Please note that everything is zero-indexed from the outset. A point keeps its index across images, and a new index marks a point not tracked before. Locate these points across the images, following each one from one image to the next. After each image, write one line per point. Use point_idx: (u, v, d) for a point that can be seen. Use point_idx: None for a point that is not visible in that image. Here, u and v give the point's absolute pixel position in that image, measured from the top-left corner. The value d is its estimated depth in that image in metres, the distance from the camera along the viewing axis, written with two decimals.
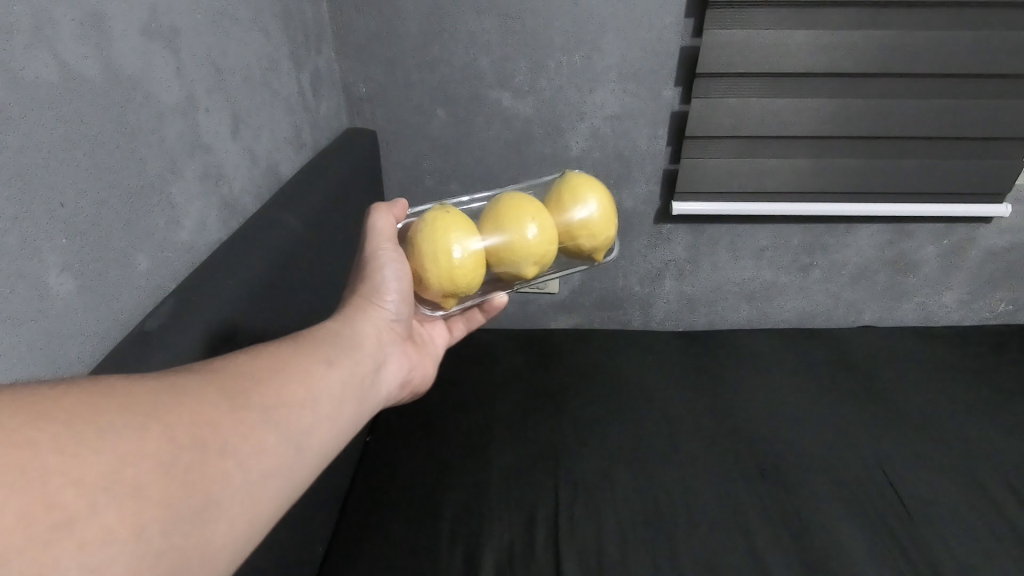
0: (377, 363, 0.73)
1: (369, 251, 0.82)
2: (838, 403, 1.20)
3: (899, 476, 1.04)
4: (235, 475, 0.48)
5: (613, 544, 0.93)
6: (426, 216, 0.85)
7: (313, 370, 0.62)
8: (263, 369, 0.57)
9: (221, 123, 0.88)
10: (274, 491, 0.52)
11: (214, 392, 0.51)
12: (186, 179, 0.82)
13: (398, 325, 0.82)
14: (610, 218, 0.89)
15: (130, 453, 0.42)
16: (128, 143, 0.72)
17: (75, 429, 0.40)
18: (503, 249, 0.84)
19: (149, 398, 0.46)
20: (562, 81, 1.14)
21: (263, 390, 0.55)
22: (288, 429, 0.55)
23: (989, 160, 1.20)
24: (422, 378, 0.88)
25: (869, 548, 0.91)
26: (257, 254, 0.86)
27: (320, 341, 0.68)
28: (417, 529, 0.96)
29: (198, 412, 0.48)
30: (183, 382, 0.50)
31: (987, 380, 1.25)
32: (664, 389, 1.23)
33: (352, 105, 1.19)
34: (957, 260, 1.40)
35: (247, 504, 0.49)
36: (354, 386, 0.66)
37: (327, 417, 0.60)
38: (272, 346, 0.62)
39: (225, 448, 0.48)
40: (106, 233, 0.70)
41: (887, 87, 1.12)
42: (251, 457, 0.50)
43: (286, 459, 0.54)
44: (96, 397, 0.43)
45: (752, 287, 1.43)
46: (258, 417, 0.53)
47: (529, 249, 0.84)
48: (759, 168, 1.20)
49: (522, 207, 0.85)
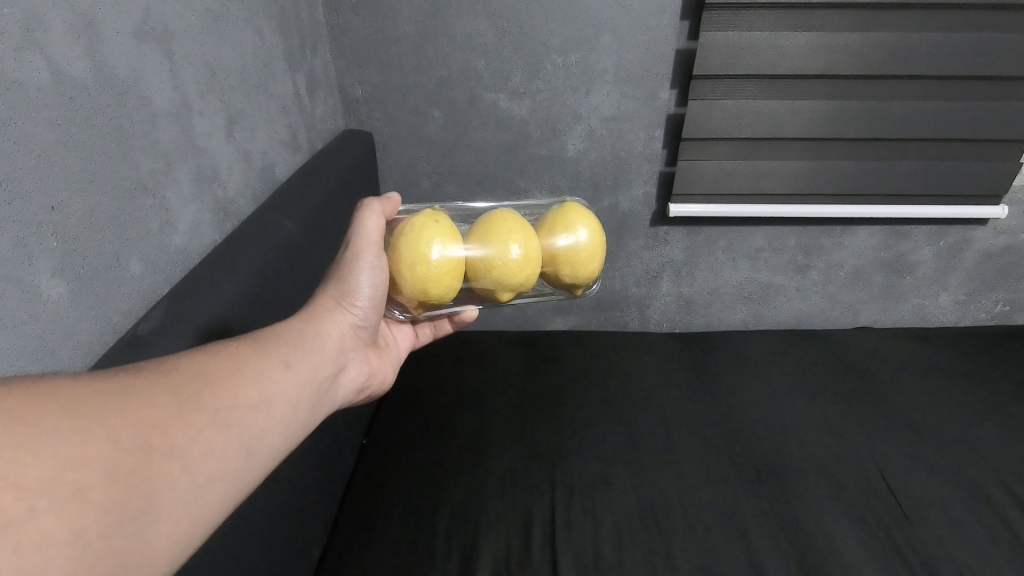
0: (337, 362, 0.59)
1: (348, 250, 0.64)
2: (837, 406, 1.09)
3: (917, 491, 0.91)
4: (182, 479, 0.37)
5: (610, 545, 0.83)
6: (413, 214, 0.67)
7: (268, 371, 0.48)
8: (213, 367, 0.44)
9: (215, 123, 0.71)
10: (221, 495, 0.40)
11: (162, 391, 0.39)
12: (180, 180, 0.64)
13: (363, 330, 0.66)
14: (598, 253, 0.70)
15: (76, 458, 0.32)
16: (134, 125, 0.57)
17: (15, 430, 0.31)
18: (484, 263, 0.65)
19: (99, 398, 0.35)
20: (558, 83, 1.09)
21: (212, 388, 0.43)
22: (237, 430, 0.43)
23: (989, 160, 1.12)
24: (381, 381, 0.72)
25: (868, 554, 0.82)
26: (255, 254, 0.69)
27: (273, 339, 0.53)
28: (413, 531, 0.86)
29: (149, 409, 0.37)
30: (128, 380, 0.38)
31: (982, 382, 1.13)
32: (667, 392, 1.12)
33: (349, 107, 1.13)
34: (953, 261, 1.28)
35: (190, 515, 0.38)
36: (315, 384, 0.54)
37: (282, 422, 0.47)
38: (218, 345, 0.48)
39: (173, 448, 0.37)
40: (98, 232, 0.53)
41: (883, 90, 1.04)
42: (200, 458, 0.39)
43: (234, 466, 0.42)
44: (26, 398, 0.32)
45: (750, 290, 1.33)
46: (209, 418, 0.41)
47: (513, 271, 0.65)
48: (754, 170, 1.13)
49: (514, 219, 0.67)
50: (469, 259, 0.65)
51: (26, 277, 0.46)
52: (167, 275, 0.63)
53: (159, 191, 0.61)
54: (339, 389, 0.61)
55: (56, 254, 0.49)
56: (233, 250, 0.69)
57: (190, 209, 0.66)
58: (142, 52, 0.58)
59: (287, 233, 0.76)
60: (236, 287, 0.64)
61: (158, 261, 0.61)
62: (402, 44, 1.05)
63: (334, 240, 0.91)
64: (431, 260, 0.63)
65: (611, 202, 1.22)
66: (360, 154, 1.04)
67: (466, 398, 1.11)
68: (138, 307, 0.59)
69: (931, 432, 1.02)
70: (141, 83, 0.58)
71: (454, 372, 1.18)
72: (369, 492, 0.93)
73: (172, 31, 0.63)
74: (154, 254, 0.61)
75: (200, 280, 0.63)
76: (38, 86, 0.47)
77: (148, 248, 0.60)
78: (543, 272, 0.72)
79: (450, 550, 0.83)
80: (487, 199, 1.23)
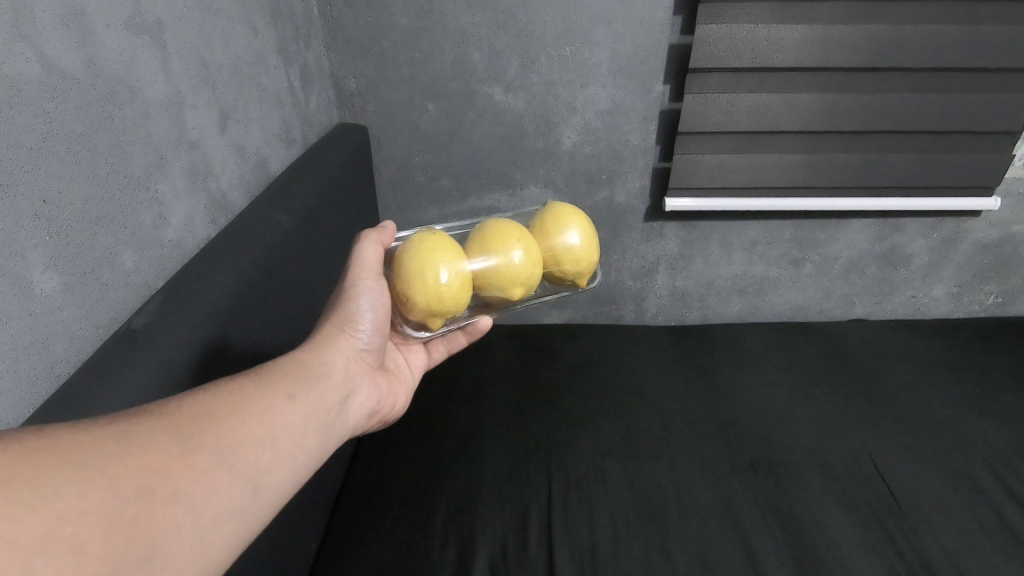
0: (346, 389, 0.59)
1: (349, 275, 0.65)
2: (831, 398, 1.09)
3: (912, 485, 0.92)
4: (186, 524, 0.38)
5: (607, 539, 0.84)
6: (409, 237, 0.68)
7: (272, 404, 0.48)
8: (216, 403, 0.45)
9: (209, 117, 0.71)
10: (228, 535, 0.41)
11: (163, 433, 0.39)
12: (174, 175, 0.64)
13: (369, 352, 0.65)
14: (594, 244, 0.71)
15: (74, 508, 0.33)
16: (127, 123, 0.57)
17: (11, 486, 0.31)
18: (490, 270, 0.66)
19: (98, 447, 0.36)
20: (552, 75, 1.09)
21: (215, 426, 0.43)
22: (242, 467, 0.43)
23: (984, 152, 1.12)
24: (392, 406, 0.72)
25: (861, 545, 0.83)
26: (247, 248, 0.69)
27: (278, 370, 0.53)
28: (410, 528, 0.86)
29: (151, 454, 0.38)
30: (128, 423, 0.39)
31: (975, 374, 1.14)
32: (663, 386, 1.13)
33: (342, 99, 1.12)
34: (946, 253, 1.29)
35: (196, 558, 0.38)
36: (324, 412, 0.54)
37: (288, 455, 0.47)
38: (222, 379, 0.48)
39: (175, 491, 0.38)
40: (91, 225, 0.53)
41: (877, 83, 1.05)
42: (204, 500, 0.39)
43: (241, 504, 0.42)
44: (25, 451, 0.33)
45: (745, 282, 1.33)
46: (213, 458, 0.41)
47: (519, 274, 0.66)
48: (750, 164, 1.13)
49: (507, 225, 0.69)
50: (473, 269, 0.66)
51: (20, 272, 0.46)
52: (161, 268, 0.62)
53: (152, 185, 0.60)
54: (352, 415, 0.61)
55: (48, 248, 0.48)
56: (226, 244, 0.68)
57: (183, 202, 0.65)
58: (133, 45, 0.58)
59: (281, 228, 0.75)
60: (231, 284, 0.64)
61: (152, 255, 0.61)
62: (397, 36, 1.05)
63: (328, 233, 0.90)
64: (440, 276, 0.63)
65: (607, 195, 1.22)
66: (354, 147, 1.03)
67: (462, 393, 1.11)
68: (132, 301, 0.58)
69: (925, 426, 1.03)
70: (133, 76, 0.57)
71: (449, 368, 1.17)
72: (364, 494, 0.92)
73: (163, 23, 0.62)
74: (147, 248, 0.60)
75: (195, 275, 0.63)
76: (29, 78, 0.46)
77: (140, 242, 0.59)
78: (547, 272, 0.72)
79: (447, 546, 0.83)
80: (483, 194, 1.22)
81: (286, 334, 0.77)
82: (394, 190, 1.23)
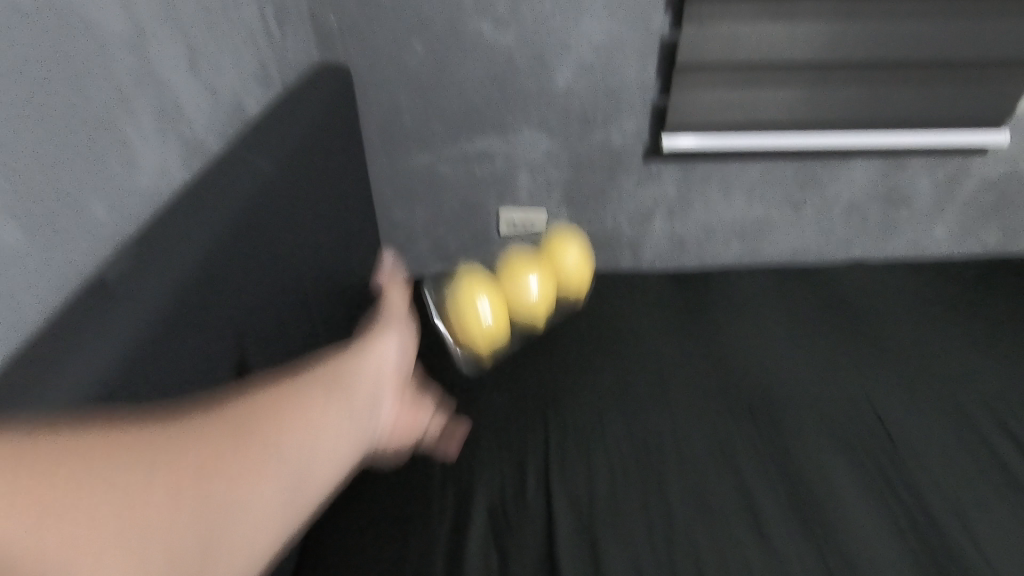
0: (380, 396, 0.52)
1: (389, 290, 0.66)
2: (829, 341, 1.09)
3: (907, 426, 0.92)
4: (233, 529, 0.35)
5: (603, 483, 0.85)
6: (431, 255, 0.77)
7: (325, 397, 0.46)
8: (267, 399, 0.42)
9: (176, 55, 0.66)
10: (271, 543, 0.38)
11: (217, 426, 0.38)
12: (141, 116, 0.60)
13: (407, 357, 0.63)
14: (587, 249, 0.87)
15: (123, 505, 0.32)
16: (84, 59, 0.53)
17: (67, 475, 0.31)
18: (520, 300, 1.05)
19: (150, 438, 0.35)
20: (545, 8, 1.02)
21: (267, 417, 0.40)
22: (293, 467, 0.40)
23: (997, 85, 1.08)
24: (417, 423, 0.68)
25: (856, 483, 0.84)
26: (228, 194, 0.65)
27: (330, 361, 0.50)
28: (409, 476, 0.86)
29: (201, 447, 0.36)
30: (183, 413, 0.37)
31: (973, 314, 1.14)
32: (660, 333, 1.12)
33: (322, 38, 1.06)
34: (950, 192, 1.26)
35: (239, 567, 0.35)
36: (357, 423, 0.47)
37: (336, 457, 0.44)
38: (274, 374, 0.45)
39: (224, 492, 0.35)
40: (52, 167, 0.49)
41: (887, 10, 0.99)
42: (253, 499, 0.37)
43: (287, 510, 0.39)
44: (81, 442, 0.33)
45: (744, 226, 1.30)
46: (264, 453, 0.39)
47: (539, 271, 1.06)
48: (753, 100, 1.08)
49: (538, 251, 1.13)
50: (512, 282, 1.05)
51: None
52: (133, 216, 0.59)
53: (117, 126, 0.57)
54: (383, 422, 0.54)
55: (10, 195, 0.45)
56: (203, 193, 0.65)
57: (152, 145, 0.62)
58: None
59: (262, 172, 0.72)
60: (213, 232, 0.61)
61: (122, 201, 0.58)
62: None
63: (312, 181, 0.86)
64: None
65: (603, 135, 1.17)
66: (337, 90, 0.98)
67: None
68: (101, 248, 0.55)
69: (923, 367, 1.03)
70: (89, 8, 0.53)
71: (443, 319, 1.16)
72: None
73: None
74: (118, 193, 0.57)
75: (172, 225, 0.60)
76: None
77: (110, 186, 0.56)
78: None
79: (444, 497, 0.83)
80: (474, 137, 1.17)
81: (273, 285, 0.75)
82: (381, 137, 1.17)
